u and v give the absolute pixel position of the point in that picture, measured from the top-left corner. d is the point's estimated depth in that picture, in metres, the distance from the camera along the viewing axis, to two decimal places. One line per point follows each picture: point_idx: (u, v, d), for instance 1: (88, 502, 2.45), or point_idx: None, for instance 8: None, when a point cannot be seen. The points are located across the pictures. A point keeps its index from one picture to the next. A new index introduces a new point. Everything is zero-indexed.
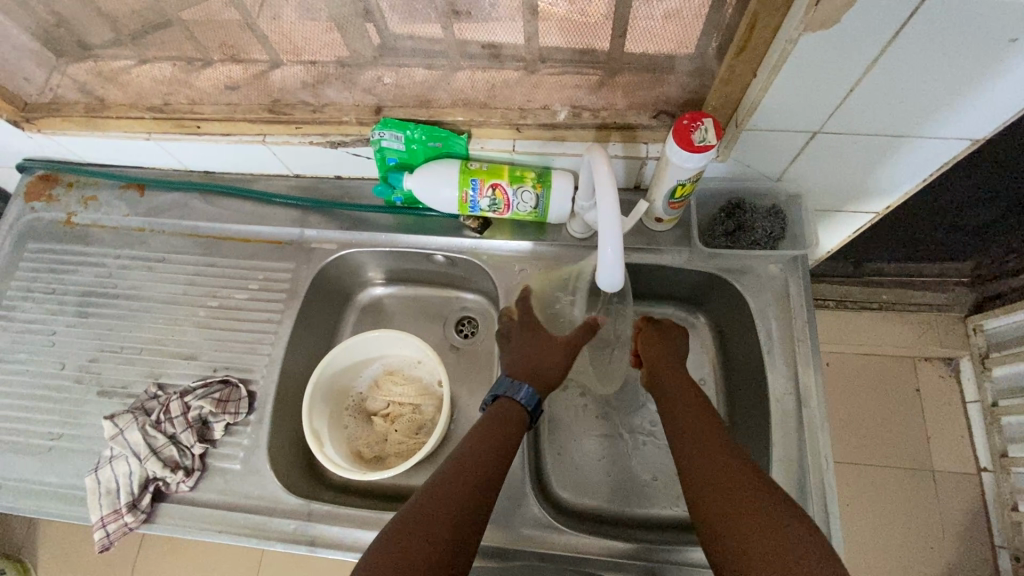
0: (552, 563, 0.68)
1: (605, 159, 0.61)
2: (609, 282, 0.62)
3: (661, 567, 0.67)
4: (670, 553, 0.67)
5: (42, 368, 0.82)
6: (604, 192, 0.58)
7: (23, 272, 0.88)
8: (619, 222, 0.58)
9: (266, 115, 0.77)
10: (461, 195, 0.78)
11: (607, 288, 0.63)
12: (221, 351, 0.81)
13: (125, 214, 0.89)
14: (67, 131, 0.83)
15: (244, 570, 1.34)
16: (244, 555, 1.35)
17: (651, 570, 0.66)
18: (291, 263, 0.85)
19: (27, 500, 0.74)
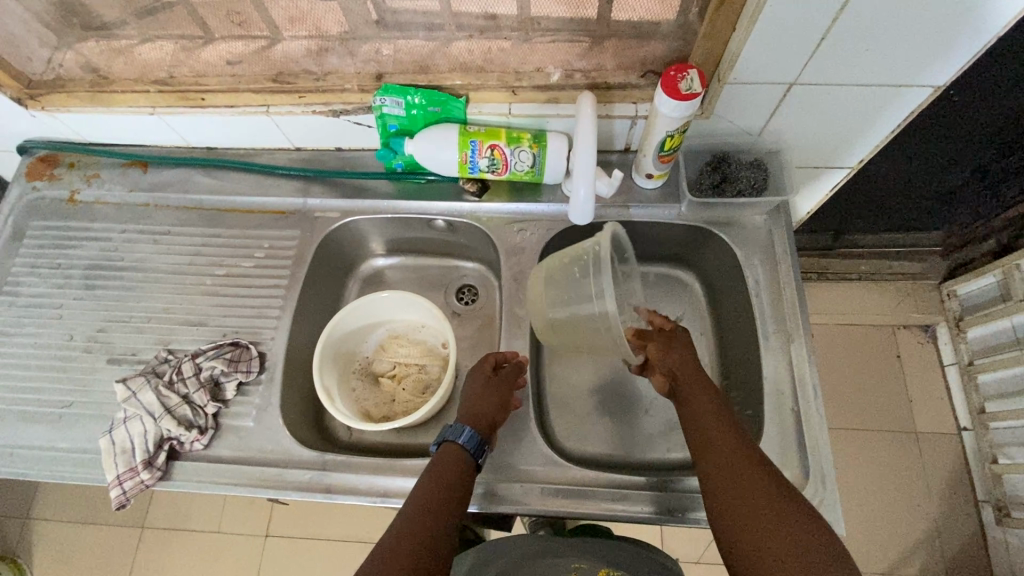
0: (561, 497, 0.71)
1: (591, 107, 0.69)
2: (580, 218, 0.76)
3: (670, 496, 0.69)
4: (676, 482, 0.70)
5: (49, 340, 0.83)
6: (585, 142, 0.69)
7: (28, 250, 0.89)
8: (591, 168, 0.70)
9: (271, 85, 0.80)
10: (461, 157, 0.81)
11: (580, 221, 0.78)
12: (229, 317, 0.83)
13: (128, 191, 0.91)
14: (71, 108, 0.85)
15: None
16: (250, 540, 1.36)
17: (659, 500, 0.69)
18: (296, 231, 0.88)
19: (40, 466, 0.75)
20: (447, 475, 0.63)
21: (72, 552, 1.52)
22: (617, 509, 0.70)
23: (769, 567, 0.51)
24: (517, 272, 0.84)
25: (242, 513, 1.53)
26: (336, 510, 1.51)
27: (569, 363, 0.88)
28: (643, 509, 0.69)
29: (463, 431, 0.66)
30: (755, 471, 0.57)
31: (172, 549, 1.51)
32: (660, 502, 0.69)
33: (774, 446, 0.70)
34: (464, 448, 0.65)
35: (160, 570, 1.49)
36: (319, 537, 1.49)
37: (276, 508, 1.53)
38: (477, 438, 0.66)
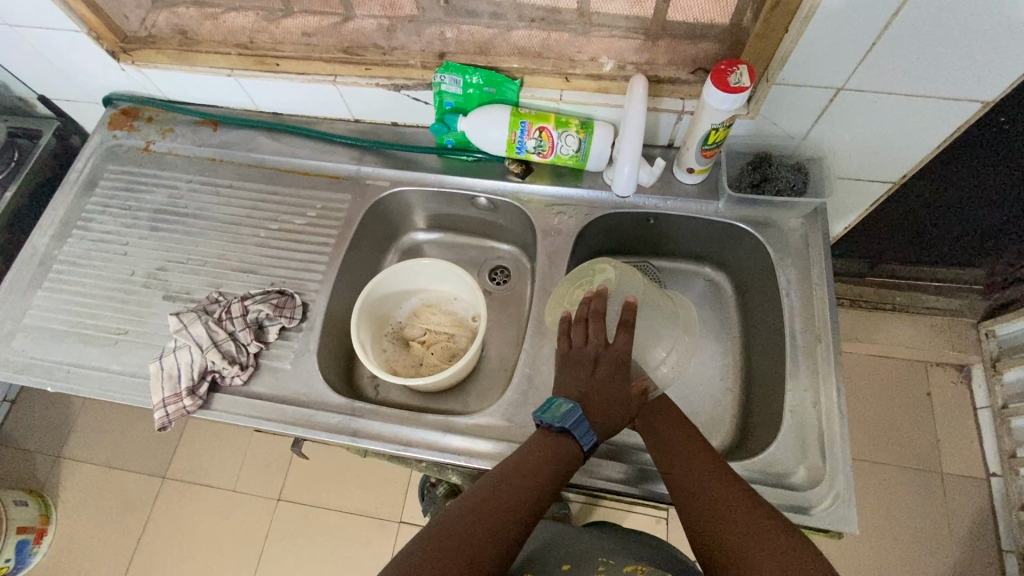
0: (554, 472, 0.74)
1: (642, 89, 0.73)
2: (623, 190, 0.84)
3: (637, 470, 0.73)
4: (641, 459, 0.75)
5: (113, 272, 0.89)
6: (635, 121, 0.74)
7: (102, 191, 0.96)
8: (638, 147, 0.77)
9: (342, 56, 0.86)
10: (510, 137, 0.84)
11: (621, 193, 0.85)
12: (278, 268, 0.88)
13: (199, 145, 0.98)
14: (158, 64, 0.92)
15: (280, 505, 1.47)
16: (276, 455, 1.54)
17: (629, 474, 0.73)
18: (347, 195, 0.93)
19: (92, 385, 0.80)
20: (530, 464, 0.63)
21: (96, 493, 1.60)
22: (588, 477, 0.73)
23: (741, 556, 0.55)
24: (551, 252, 0.87)
25: (258, 475, 1.58)
26: (349, 483, 1.55)
27: None
28: (616, 475, 0.73)
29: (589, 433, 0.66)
30: (724, 478, 0.63)
31: (188, 502, 1.57)
32: (626, 469, 0.73)
33: (791, 440, 0.71)
34: (580, 442, 0.66)
35: (175, 520, 1.55)
36: (327, 507, 1.53)
37: (292, 474, 1.57)
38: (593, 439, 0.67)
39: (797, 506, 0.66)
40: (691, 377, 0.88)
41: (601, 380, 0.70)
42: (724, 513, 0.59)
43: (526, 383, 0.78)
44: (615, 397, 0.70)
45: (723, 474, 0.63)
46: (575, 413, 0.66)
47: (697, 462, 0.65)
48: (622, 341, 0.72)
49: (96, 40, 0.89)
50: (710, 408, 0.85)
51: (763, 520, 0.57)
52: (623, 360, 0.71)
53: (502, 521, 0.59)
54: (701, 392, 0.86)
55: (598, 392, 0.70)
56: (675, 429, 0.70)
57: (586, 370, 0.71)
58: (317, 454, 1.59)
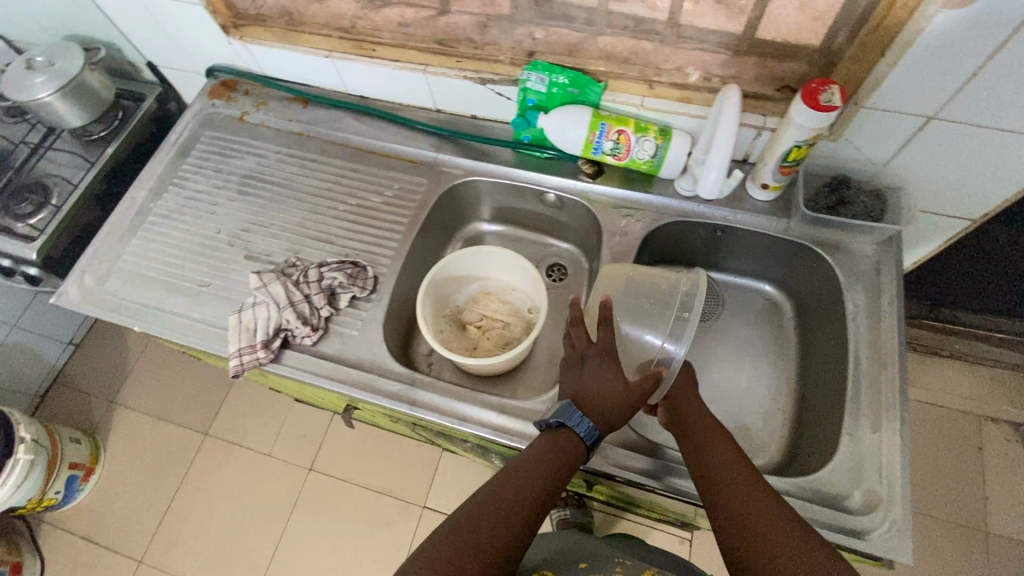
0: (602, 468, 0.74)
1: (736, 96, 0.73)
2: (709, 195, 0.85)
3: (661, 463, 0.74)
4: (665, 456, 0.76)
5: (201, 229, 0.95)
6: (726, 130, 0.74)
7: (196, 153, 1.03)
8: (728, 152, 0.77)
9: (436, 47, 0.90)
10: (588, 137, 0.86)
11: (707, 197, 0.86)
12: (352, 241, 0.92)
13: (289, 120, 1.04)
14: (262, 41, 0.98)
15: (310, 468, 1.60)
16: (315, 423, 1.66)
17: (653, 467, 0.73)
18: (423, 179, 0.97)
19: (174, 329, 0.86)
20: (530, 467, 0.64)
21: (142, 442, 1.68)
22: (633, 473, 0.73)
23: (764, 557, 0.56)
24: (616, 253, 0.87)
25: (293, 443, 1.63)
26: (378, 463, 1.59)
27: None
28: (652, 470, 0.73)
29: (591, 429, 0.67)
30: (750, 477, 0.63)
31: (227, 461, 1.63)
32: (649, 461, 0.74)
33: (848, 463, 0.70)
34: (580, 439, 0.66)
35: (213, 477, 1.62)
36: (356, 484, 1.57)
37: (324, 447, 1.62)
38: (594, 429, 0.67)
39: (851, 530, 0.66)
40: (744, 393, 0.88)
41: (590, 375, 0.70)
42: (747, 514, 0.60)
43: None
44: (608, 388, 0.69)
45: (749, 473, 0.64)
46: (566, 409, 0.67)
47: (723, 458, 0.66)
48: (605, 336, 0.72)
49: (212, 14, 0.96)
50: (759, 425, 0.85)
51: (787, 523, 0.58)
52: (608, 350, 0.71)
53: (499, 525, 0.60)
54: (751, 408, 0.87)
55: (591, 390, 0.69)
56: (702, 421, 0.71)
57: (577, 370, 0.72)
58: (352, 431, 1.64)
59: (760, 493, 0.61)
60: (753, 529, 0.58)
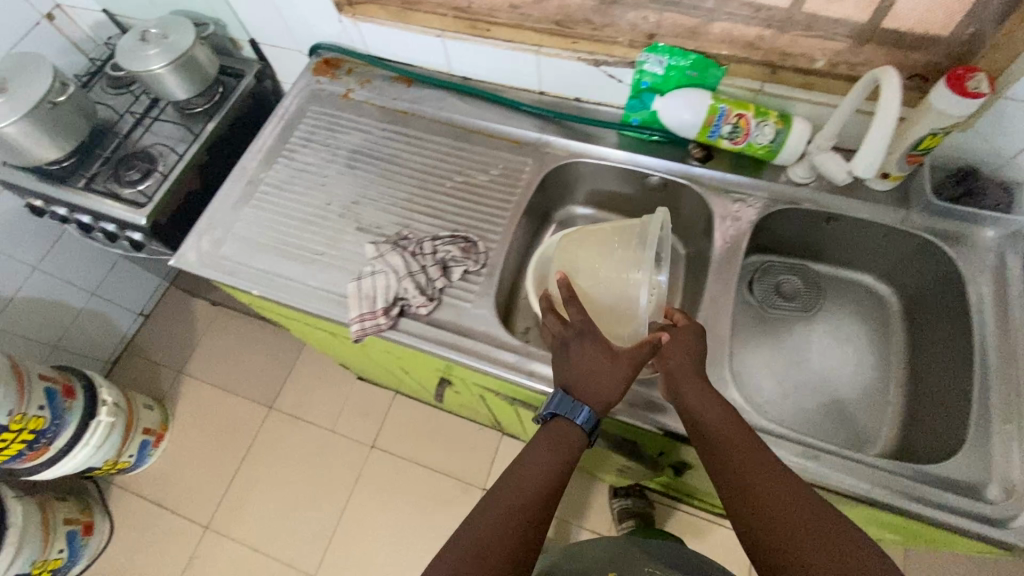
0: None
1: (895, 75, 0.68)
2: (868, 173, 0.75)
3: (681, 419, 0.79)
4: None
5: (312, 200, 0.98)
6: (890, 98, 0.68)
7: (304, 127, 1.05)
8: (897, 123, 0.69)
9: (553, 28, 0.91)
10: (705, 120, 0.86)
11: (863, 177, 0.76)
12: (461, 217, 0.94)
13: (394, 98, 1.06)
14: (376, 19, 1.01)
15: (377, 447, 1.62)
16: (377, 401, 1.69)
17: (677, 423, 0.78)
18: (528, 159, 0.98)
19: (292, 294, 0.88)
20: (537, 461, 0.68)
21: (208, 412, 1.73)
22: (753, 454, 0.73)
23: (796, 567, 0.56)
24: (728, 237, 0.87)
25: (355, 420, 1.67)
26: (439, 443, 1.61)
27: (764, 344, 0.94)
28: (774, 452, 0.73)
29: (586, 413, 0.70)
30: (772, 481, 0.61)
31: (290, 435, 1.67)
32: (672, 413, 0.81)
33: (978, 453, 0.70)
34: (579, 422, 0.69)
35: (276, 450, 1.66)
36: (416, 463, 1.59)
37: (386, 425, 1.65)
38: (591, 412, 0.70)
39: (985, 518, 0.66)
40: (856, 381, 0.90)
41: (577, 358, 0.72)
42: (776, 523, 0.59)
43: None
44: (597, 366, 0.71)
45: (773, 476, 0.62)
46: (556, 398, 0.71)
47: (743, 461, 0.64)
48: (578, 314, 0.74)
49: None
50: (871, 414, 0.87)
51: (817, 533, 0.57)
52: (586, 327, 0.73)
53: (514, 521, 0.62)
54: (866, 395, 0.89)
55: (583, 372, 0.71)
56: (716, 418, 0.68)
57: (564, 354, 0.74)
58: (412, 412, 1.66)
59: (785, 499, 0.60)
60: (784, 539, 0.58)
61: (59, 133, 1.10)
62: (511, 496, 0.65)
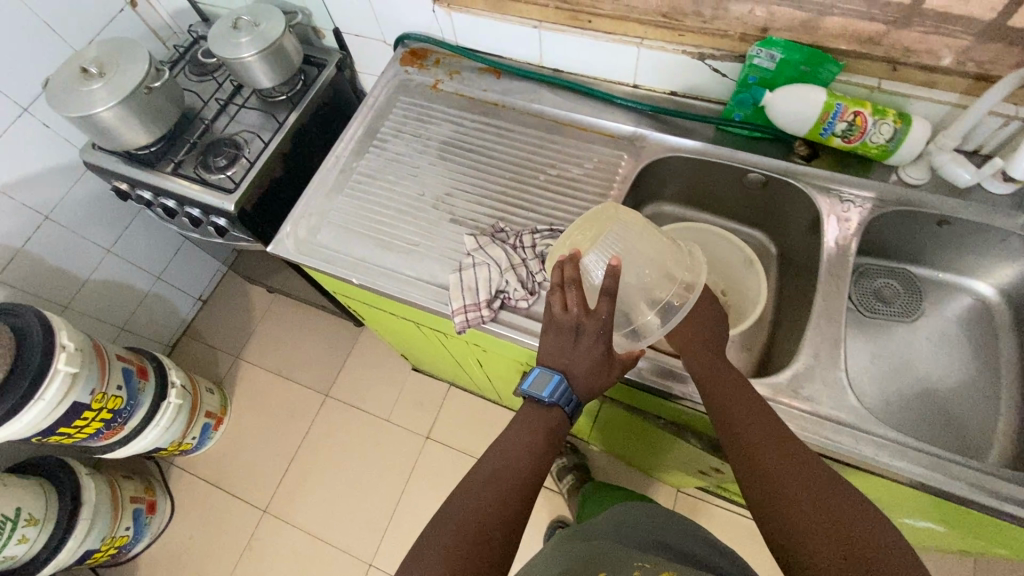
0: (839, 454, 0.72)
1: None
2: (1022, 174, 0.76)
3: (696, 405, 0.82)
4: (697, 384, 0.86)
5: (406, 190, 0.98)
6: None
7: (395, 117, 1.06)
8: None
9: (659, 20, 0.89)
10: (819, 117, 0.84)
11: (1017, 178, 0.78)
12: (557, 210, 0.93)
13: (484, 90, 1.06)
14: (472, 9, 1.00)
15: (432, 438, 1.63)
16: (433, 393, 1.70)
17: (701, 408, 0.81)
18: (623, 153, 0.97)
19: (391, 283, 0.89)
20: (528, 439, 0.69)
21: (266, 398, 1.75)
22: (874, 463, 0.70)
23: (794, 525, 0.54)
24: (836, 237, 0.85)
25: (411, 411, 1.68)
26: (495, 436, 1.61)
27: (863, 347, 0.94)
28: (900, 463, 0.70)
29: (573, 399, 0.71)
30: (779, 446, 0.62)
31: (346, 423, 1.69)
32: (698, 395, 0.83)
33: None
34: (566, 412, 0.71)
35: (333, 437, 1.67)
36: (473, 456, 1.59)
37: (442, 417, 1.66)
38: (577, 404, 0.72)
39: None
40: (963, 390, 0.88)
41: (583, 350, 0.69)
42: (780, 483, 0.58)
43: (810, 353, 0.77)
44: (599, 368, 0.70)
45: (782, 443, 0.62)
46: (561, 387, 0.69)
47: (753, 427, 0.65)
48: (606, 309, 0.67)
49: None
50: (978, 423, 0.85)
51: (822, 495, 0.56)
52: (607, 328, 0.68)
53: (505, 492, 0.63)
54: (974, 403, 0.87)
55: (585, 368, 0.69)
56: (726, 386, 0.69)
57: (568, 338, 0.69)
58: (466, 405, 1.66)
59: (787, 462, 0.60)
60: (782, 498, 0.57)
61: (151, 119, 1.12)
62: (508, 470, 0.66)
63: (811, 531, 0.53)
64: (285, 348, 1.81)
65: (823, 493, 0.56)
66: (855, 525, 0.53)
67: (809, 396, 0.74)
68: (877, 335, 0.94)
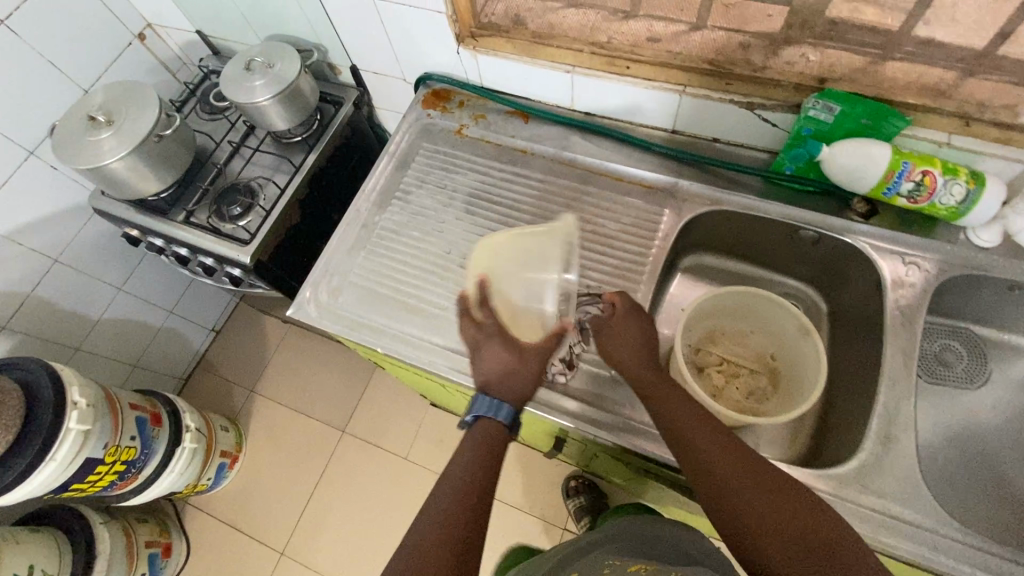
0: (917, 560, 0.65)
1: None
2: None
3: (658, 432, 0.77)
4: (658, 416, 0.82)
5: (431, 248, 0.92)
6: None
7: (418, 166, 1.00)
8: None
9: (705, 67, 0.83)
10: (883, 176, 0.78)
11: None
12: (594, 271, 0.87)
13: (512, 135, 1.00)
14: (500, 52, 0.94)
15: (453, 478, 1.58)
16: (452, 429, 1.65)
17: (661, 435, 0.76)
18: (663, 206, 0.91)
19: (419, 353, 0.83)
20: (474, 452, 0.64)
21: (280, 433, 1.71)
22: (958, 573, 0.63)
23: (755, 533, 0.57)
24: (901, 304, 0.79)
25: (430, 448, 1.63)
26: (517, 477, 1.55)
27: (924, 415, 0.88)
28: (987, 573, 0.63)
29: (500, 408, 0.65)
30: (727, 449, 0.63)
31: (361, 460, 1.64)
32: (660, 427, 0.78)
33: None
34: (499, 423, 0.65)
35: (349, 476, 1.63)
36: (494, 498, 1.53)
37: None
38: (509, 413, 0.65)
39: None
40: None
41: (501, 361, 0.65)
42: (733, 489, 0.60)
43: (878, 440, 0.71)
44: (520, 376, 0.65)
45: (729, 445, 0.63)
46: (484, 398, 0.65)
47: (698, 432, 0.65)
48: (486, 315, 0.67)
49: (454, 23, 0.92)
50: None
51: (772, 497, 0.58)
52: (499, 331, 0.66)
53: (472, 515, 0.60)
54: None
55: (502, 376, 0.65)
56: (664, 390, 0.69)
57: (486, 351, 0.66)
58: None
59: (736, 465, 0.61)
60: (738, 505, 0.59)
61: (161, 166, 1.07)
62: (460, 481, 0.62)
63: (770, 538, 0.56)
64: (298, 380, 1.78)
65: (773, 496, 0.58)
66: (804, 524, 0.56)
67: (880, 491, 0.68)
68: (936, 402, 0.89)
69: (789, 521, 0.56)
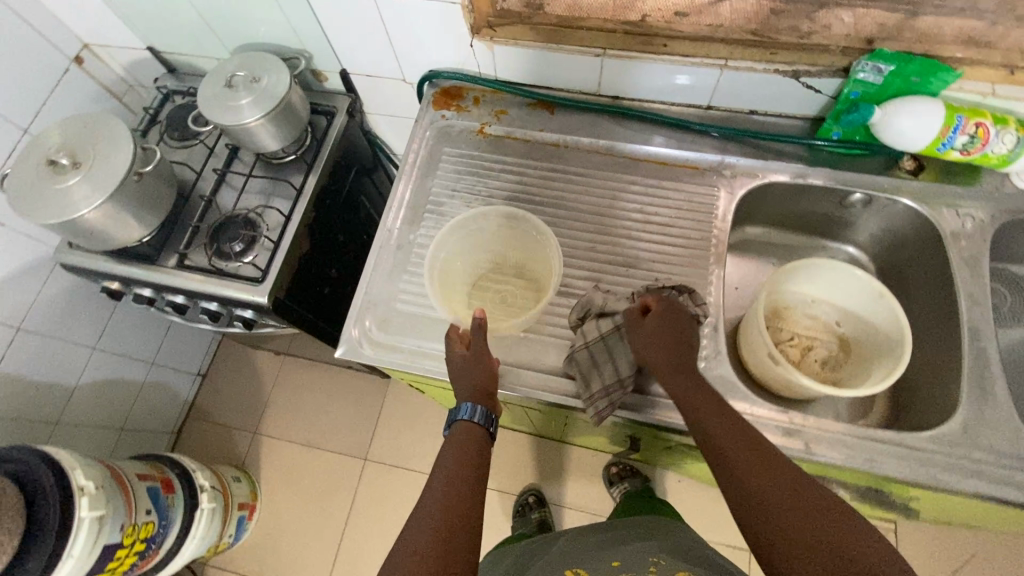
0: None
1: None
2: None
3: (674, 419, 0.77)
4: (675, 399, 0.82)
5: None
6: None
7: (445, 174, 0.92)
8: None
9: (748, 38, 0.79)
10: (938, 133, 0.78)
11: None
12: (660, 263, 0.84)
13: (541, 129, 0.94)
14: (521, 41, 0.86)
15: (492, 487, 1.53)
16: None
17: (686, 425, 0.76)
18: (713, 187, 0.88)
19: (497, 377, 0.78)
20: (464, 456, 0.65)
21: (296, 473, 1.60)
22: None
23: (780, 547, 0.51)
24: (965, 258, 0.80)
25: None
26: (558, 473, 1.52)
27: None
28: None
29: (471, 407, 0.70)
30: (760, 455, 0.58)
31: (391, 486, 1.56)
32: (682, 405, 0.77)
33: None
34: (474, 421, 0.69)
35: (381, 504, 1.55)
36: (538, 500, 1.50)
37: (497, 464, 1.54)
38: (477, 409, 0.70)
39: None
40: None
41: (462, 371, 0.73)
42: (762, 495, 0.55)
43: (971, 396, 0.73)
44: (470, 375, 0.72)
45: (763, 451, 0.59)
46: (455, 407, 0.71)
47: (731, 438, 0.61)
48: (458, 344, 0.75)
49: (472, 14, 0.83)
50: None
51: (803, 507, 0.52)
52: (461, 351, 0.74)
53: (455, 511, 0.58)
54: None
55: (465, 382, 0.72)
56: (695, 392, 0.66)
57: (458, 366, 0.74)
58: (517, 444, 1.56)
59: (769, 473, 0.56)
60: (766, 515, 0.53)
61: (144, 208, 0.94)
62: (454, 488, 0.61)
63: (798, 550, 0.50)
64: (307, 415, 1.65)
65: (804, 506, 0.52)
66: (838, 536, 0.49)
67: (986, 444, 0.70)
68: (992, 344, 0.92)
69: (824, 533, 0.50)
